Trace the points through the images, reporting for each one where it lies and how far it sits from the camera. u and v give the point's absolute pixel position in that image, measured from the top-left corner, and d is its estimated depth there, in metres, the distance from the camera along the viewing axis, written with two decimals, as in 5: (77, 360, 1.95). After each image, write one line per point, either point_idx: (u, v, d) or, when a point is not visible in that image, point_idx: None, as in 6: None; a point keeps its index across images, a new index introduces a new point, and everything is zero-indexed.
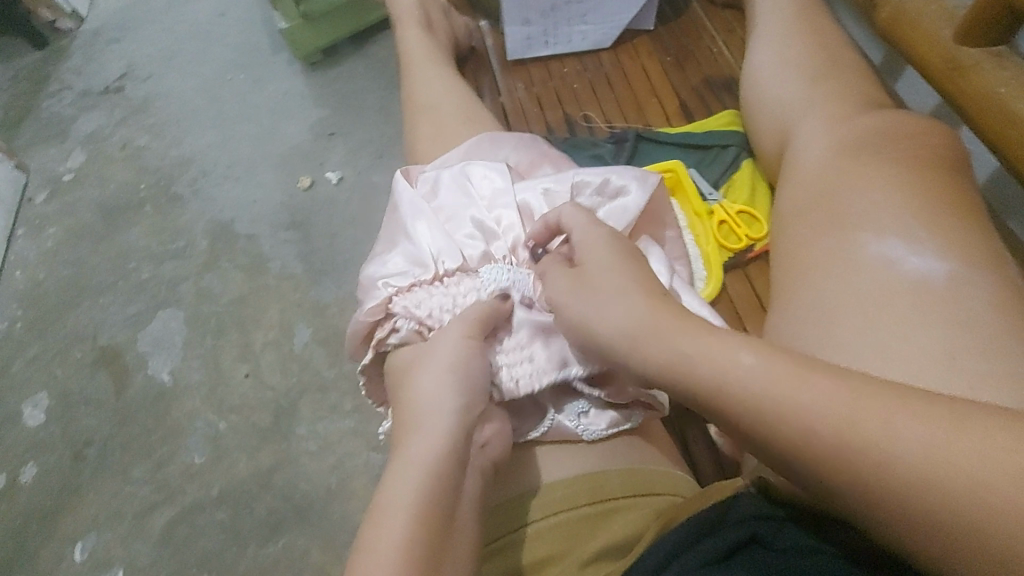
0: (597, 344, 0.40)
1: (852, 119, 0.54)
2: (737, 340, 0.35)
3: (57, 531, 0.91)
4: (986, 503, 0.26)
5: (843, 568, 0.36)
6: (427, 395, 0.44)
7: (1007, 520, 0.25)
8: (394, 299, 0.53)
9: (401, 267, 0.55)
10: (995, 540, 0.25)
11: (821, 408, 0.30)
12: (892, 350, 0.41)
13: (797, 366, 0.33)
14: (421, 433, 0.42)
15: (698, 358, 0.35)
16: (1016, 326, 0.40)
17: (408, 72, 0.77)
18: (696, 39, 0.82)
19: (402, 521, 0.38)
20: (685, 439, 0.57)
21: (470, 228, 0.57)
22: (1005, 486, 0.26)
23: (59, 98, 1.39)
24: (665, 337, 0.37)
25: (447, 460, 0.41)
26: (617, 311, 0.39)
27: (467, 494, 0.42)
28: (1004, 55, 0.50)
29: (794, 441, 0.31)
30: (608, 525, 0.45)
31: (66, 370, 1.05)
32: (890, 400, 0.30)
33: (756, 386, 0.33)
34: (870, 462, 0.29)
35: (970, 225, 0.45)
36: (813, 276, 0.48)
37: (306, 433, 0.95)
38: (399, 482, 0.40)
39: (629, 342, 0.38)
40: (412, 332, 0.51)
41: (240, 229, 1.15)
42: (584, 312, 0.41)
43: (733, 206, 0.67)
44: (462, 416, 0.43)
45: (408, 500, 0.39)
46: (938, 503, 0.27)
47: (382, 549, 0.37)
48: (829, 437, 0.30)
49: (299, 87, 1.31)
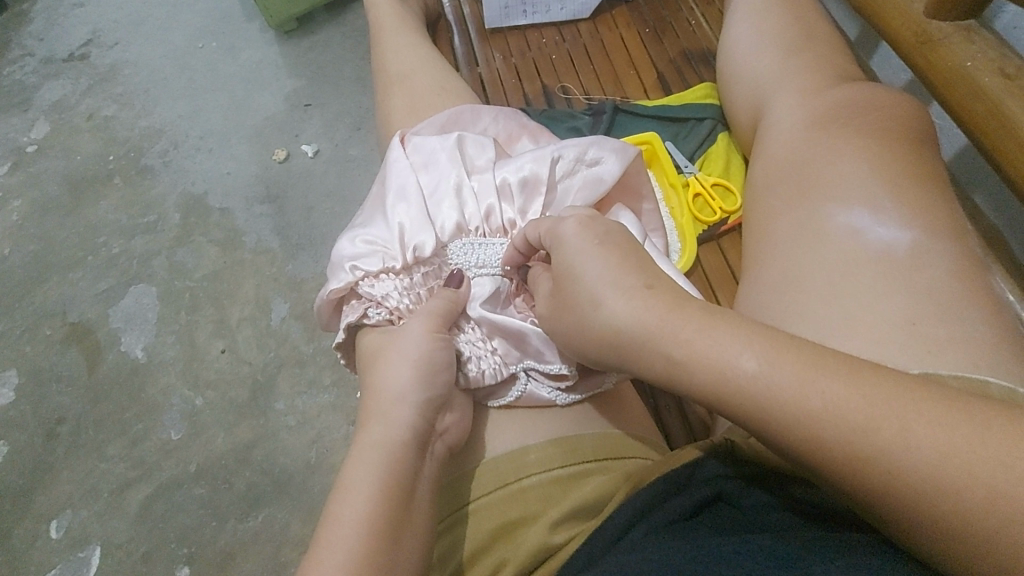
0: (570, 310, 0.41)
1: (823, 92, 0.54)
2: (697, 310, 0.35)
3: (30, 509, 0.90)
4: (944, 464, 0.27)
5: (793, 523, 0.37)
6: (391, 382, 0.45)
7: (961, 481, 0.26)
8: (363, 284, 0.52)
9: (369, 249, 0.54)
10: (947, 499, 0.27)
11: (807, 388, 0.30)
12: (857, 319, 0.42)
13: (778, 342, 0.32)
14: (381, 419, 0.43)
15: (660, 329, 0.35)
16: (972, 296, 0.42)
17: (382, 41, 0.76)
18: (674, 11, 0.81)
19: (362, 503, 0.39)
20: (657, 408, 0.58)
21: (446, 202, 0.56)
22: (960, 447, 0.27)
23: (20, 65, 1.34)
24: (643, 317, 0.36)
25: (406, 446, 0.42)
26: (622, 302, 0.37)
27: (424, 476, 0.43)
28: (973, 30, 0.50)
29: (777, 417, 0.31)
30: (578, 487, 0.46)
31: (35, 347, 1.03)
32: (878, 384, 0.30)
33: (739, 360, 0.32)
34: (833, 426, 0.29)
35: (936, 196, 0.46)
36: (781, 247, 0.49)
37: (285, 408, 0.95)
38: (360, 465, 0.41)
39: (604, 329, 0.38)
40: (382, 322, 0.51)
41: (213, 202, 1.13)
42: (572, 299, 0.40)
43: (708, 179, 0.68)
44: (423, 403, 0.44)
45: (367, 482, 0.40)
46: (891, 467, 0.28)
47: (343, 523, 0.38)
48: (802, 413, 0.30)
49: (273, 55, 1.28)
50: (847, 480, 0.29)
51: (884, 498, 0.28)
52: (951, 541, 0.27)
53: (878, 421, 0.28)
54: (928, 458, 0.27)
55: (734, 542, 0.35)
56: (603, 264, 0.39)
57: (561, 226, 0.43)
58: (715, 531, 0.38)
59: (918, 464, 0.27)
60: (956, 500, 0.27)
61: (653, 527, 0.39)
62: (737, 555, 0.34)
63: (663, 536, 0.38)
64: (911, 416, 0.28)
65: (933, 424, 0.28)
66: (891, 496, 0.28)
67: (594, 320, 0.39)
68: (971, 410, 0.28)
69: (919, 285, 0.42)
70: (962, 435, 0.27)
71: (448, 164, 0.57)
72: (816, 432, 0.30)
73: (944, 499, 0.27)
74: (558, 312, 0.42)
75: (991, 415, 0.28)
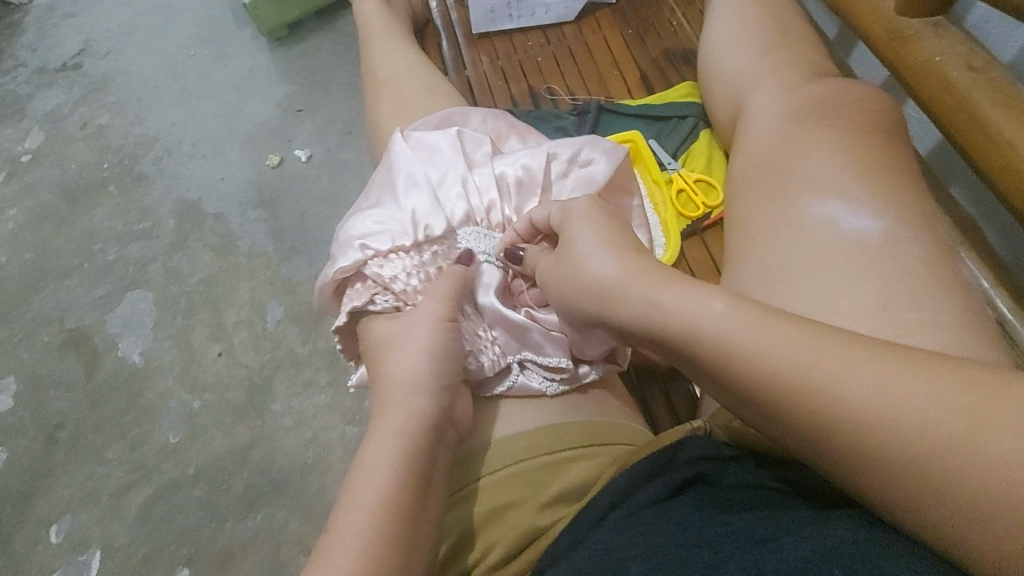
0: (562, 282, 0.47)
1: (801, 87, 0.56)
2: (712, 290, 0.38)
3: (30, 515, 0.91)
4: (921, 439, 0.29)
5: (773, 497, 0.39)
6: (405, 372, 0.46)
7: (935, 456, 0.28)
8: (371, 263, 0.53)
9: (379, 229, 0.55)
10: (925, 473, 0.29)
11: (805, 364, 0.33)
12: (830, 302, 0.44)
13: (780, 322, 0.35)
14: (396, 407, 0.44)
15: (671, 306, 0.39)
16: (942, 282, 0.43)
17: (370, 45, 0.77)
18: (656, 12, 0.83)
19: (381, 489, 0.40)
20: (645, 399, 0.60)
21: (454, 190, 0.57)
22: (937, 424, 0.29)
23: (14, 76, 1.35)
24: (624, 278, 0.42)
25: (422, 434, 0.43)
26: (600, 260, 0.44)
27: (439, 463, 0.44)
28: (941, 25, 0.52)
29: (774, 391, 0.34)
30: (566, 471, 0.47)
31: (33, 354, 1.04)
32: (862, 361, 0.32)
33: (735, 336, 0.36)
34: (824, 401, 0.32)
35: (905, 187, 0.48)
36: (760, 237, 0.50)
37: (282, 409, 0.96)
38: (376, 451, 0.42)
39: (586, 283, 0.44)
40: (389, 309, 0.52)
41: (207, 208, 1.15)
42: (566, 260, 0.47)
43: (691, 174, 0.69)
44: (437, 392, 0.45)
45: (386, 469, 0.41)
46: (877, 442, 0.30)
47: (361, 509, 0.39)
48: (795, 390, 0.33)
49: (264, 62, 1.30)
50: (833, 453, 0.32)
51: (867, 473, 0.30)
52: (926, 513, 0.29)
53: (864, 398, 0.31)
54: (907, 434, 0.29)
55: (717, 523, 0.36)
56: (595, 236, 0.46)
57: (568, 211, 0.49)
58: (699, 507, 0.39)
59: (887, 435, 0.30)
60: (930, 474, 0.28)
61: (635, 506, 0.41)
62: (719, 536, 0.35)
63: (648, 517, 0.39)
64: (899, 391, 0.30)
65: (915, 402, 0.30)
66: (872, 470, 0.30)
67: (581, 278, 0.45)
68: (942, 384, 0.30)
69: (890, 272, 0.44)
70: (925, 406, 0.29)
71: (451, 155, 0.59)
72: (808, 405, 0.32)
73: (919, 473, 0.29)
74: (553, 278, 0.48)
75: (952, 387, 0.29)
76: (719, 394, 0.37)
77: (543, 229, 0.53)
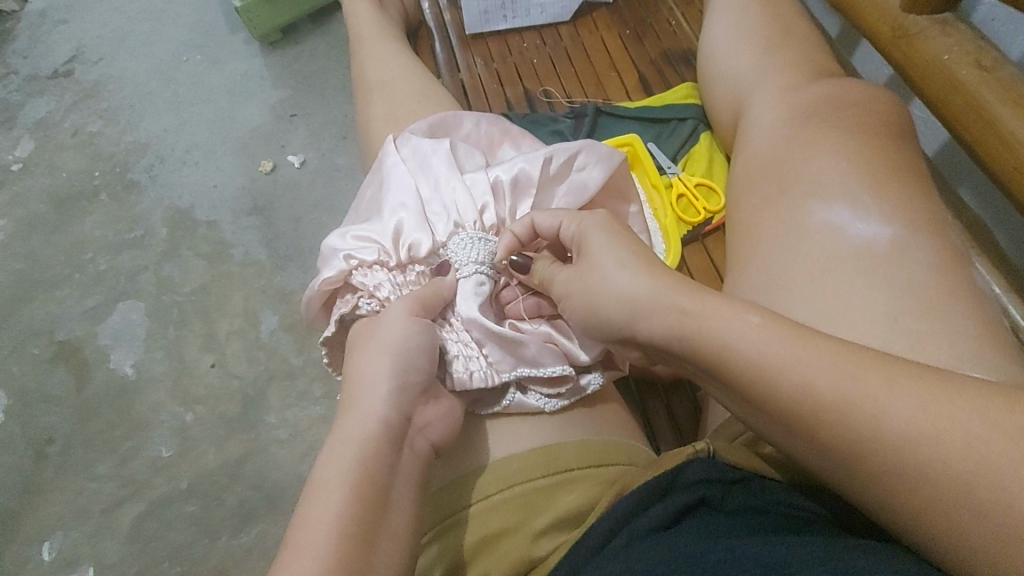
0: (587, 299, 0.44)
1: (805, 88, 0.54)
2: (738, 305, 0.37)
3: (19, 532, 0.89)
4: (961, 464, 0.28)
5: (785, 525, 0.38)
6: (365, 372, 0.44)
7: (976, 482, 0.28)
8: (355, 274, 0.52)
9: (364, 242, 0.53)
10: (965, 498, 0.28)
11: (838, 381, 0.32)
12: (837, 313, 0.42)
13: (811, 338, 0.34)
14: (358, 412, 0.42)
15: (693, 319, 0.38)
16: (957, 289, 0.41)
17: (362, 48, 0.75)
18: (654, 12, 0.81)
19: (334, 501, 0.38)
20: (645, 409, 0.58)
21: (445, 201, 0.56)
22: (978, 448, 0.28)
23: (5, 84, 1.34)
24: (641, 293, 0.41)
25: (380, 440, 0.41)
26: (628, 277, 0.42)
27: (402, 471, 0.42)
28: (948, 23, 0.50)
29: (804, 410, 0.32)
30: (563, 495, 0.45)
31: (22, 367, 1.02)
32: (898, 381, 0.31)
33: (764, 352, 0.34)
34: (859, 421, 0.31)
35: (917, 191, 0.46)
36: (764, 243, 0.49)
37: (276, 421, 0.94)
38: (333, 459, 0.40)
39: (615, 301, 0.42)
40: (373, 312, 0.50)
41: (200, 215, 1.13)
42: (587, 273, 0.45)
43: (691, 179, 0.67)
44: (397, 393, 0.43)
45: (340, 479, 0.39)
46: (916, 465, 0.29)
47: (314, 523, 0.37)
48: (828, 409, 0.32)
49: (258, 66, 1.28)
50: (867, 473, 0.31)
51: (902, 495, 0.30)
52: (964, 539, 0.28)
53: (900, 420, 0.30)
54: (945, 458, 0.29)
55: (720, 550, 0.34)
56: (621, 250, 0.44)
57: (576, 229, 0.47)
58: (701, 536, 0.37)
59: (931, 456, 0.29)
60: (971, 501, 0.28)
61: (636, 535, 0.39)
62: (722, 564, 0.33)
63: (643, 545, 0.38)
64: (936, 414, 0.29)
65: (954, 425, 0.29)
66: (908, 493, 0.29)
67: (606, 294, 0.43)
68: (981, 407, 0.29)
69: (902, 280, 0.42)
70: (965, 429, 0.29)
71: (442, 163, 0.57)
72: (842, 425, 0.31)
73: (959, 498, 0.28)
74: (573, 291, 0.46)
75: (995, 410, 0.29)
76: (744, 411, 0.36)
77: (546, 235, 0.51)
